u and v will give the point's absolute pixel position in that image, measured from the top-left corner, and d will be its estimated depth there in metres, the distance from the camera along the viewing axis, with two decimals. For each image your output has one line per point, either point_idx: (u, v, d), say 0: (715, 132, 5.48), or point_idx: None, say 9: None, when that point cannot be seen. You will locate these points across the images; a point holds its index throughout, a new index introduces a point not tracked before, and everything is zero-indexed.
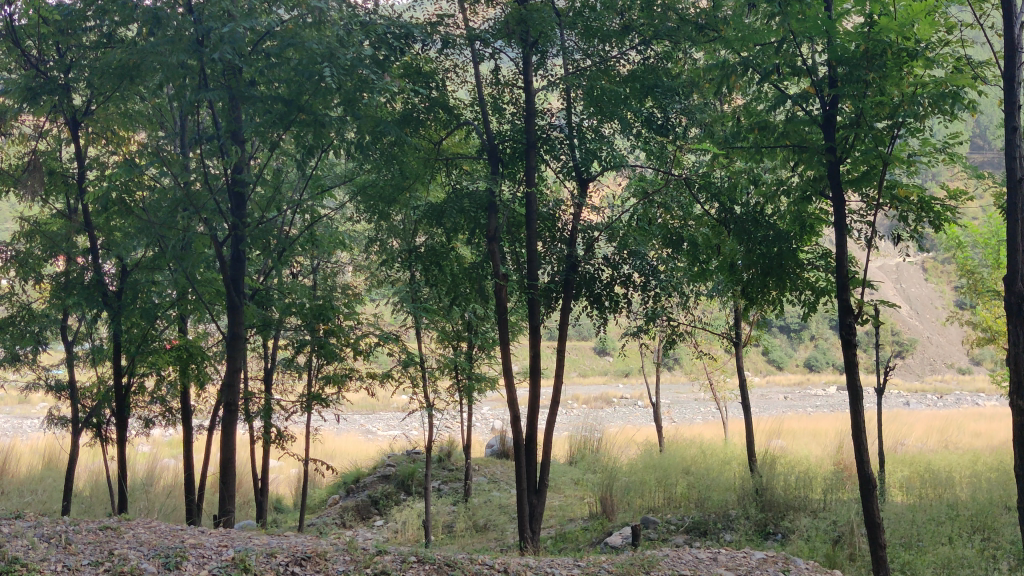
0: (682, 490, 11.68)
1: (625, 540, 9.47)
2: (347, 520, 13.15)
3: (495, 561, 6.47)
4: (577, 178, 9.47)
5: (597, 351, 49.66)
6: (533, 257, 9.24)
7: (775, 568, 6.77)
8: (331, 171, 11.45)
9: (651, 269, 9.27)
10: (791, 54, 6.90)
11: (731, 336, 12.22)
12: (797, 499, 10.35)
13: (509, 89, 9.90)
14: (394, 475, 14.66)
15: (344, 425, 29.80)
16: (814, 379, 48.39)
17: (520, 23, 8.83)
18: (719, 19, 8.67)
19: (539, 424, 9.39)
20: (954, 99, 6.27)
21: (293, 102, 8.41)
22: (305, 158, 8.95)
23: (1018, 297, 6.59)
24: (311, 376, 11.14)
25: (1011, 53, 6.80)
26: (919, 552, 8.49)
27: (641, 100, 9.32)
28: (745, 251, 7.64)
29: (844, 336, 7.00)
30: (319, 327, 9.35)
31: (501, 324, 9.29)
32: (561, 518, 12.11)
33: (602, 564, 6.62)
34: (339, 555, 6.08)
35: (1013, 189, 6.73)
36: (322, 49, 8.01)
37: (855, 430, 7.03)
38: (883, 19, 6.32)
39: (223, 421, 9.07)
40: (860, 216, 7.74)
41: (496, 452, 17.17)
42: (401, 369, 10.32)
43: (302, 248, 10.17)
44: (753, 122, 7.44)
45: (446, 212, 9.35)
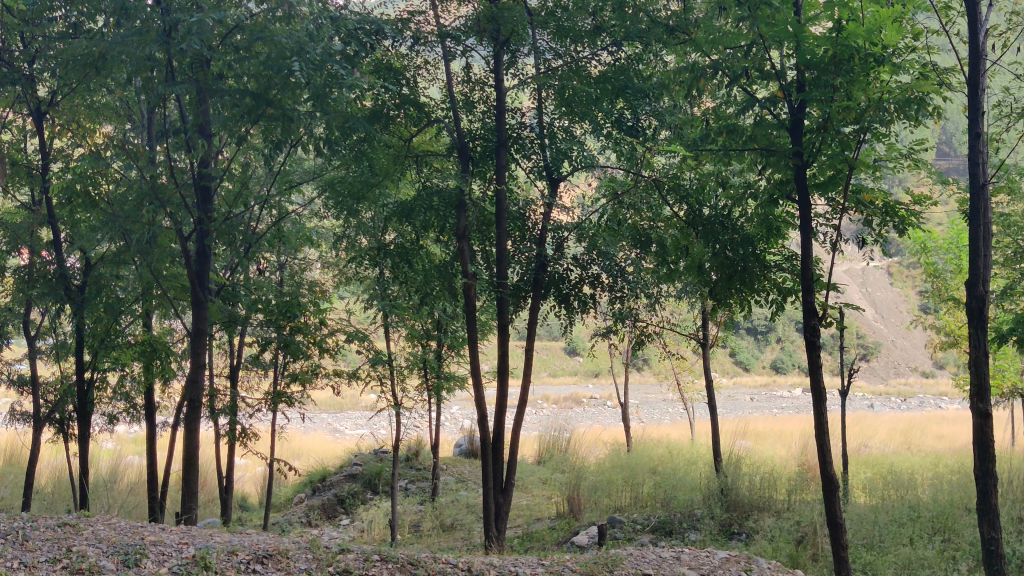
0: (647, 490, 11.76)
1: (591, 540, 9.50)
2: (312, 519, 13.05)
3: (458, 559, 6.44)
4: (548, 179, 9.56)
5: (566, 351, 49.76)
6: (503, 257, 9.22)
7: (737, 568, 6.78)
8: (299, 167, 11.37)
9: (620, 270, 9.34)
10: (760, 58, 6.97)
11: (699, 338, 12.30)
12: (761, 499, 10.45)
13: (479, 87, 9.89)
14: (361, 474, 14.59)
15: (312, 424, 29.61)
16: (781, 381, 48.86)
17: (490, 21, 8.80)
18: (691, 21, 8.18)
19: (506, 423, 9.39)
20: (918, 104, 6.40)
21: (262, 97, 8.43)
22: (272, 152, 8.92)
23: (978, 301, 6.65)
24: (278, 373, 11.03)
25: (976, 60, 6.81)
26: (881, 552, 8.61)
27: (612, 101, 9.30)
28: (713, 253, 7.61)
29: (809, 338, 7.05)
30: (284, 325, 9.24)
31: (469, 322, 9.27)
32: (527, 518, 12.11)
33: (566, 563, 6.60)
34: (300, 553, 6.03)
35: (975, 194, 6.73)
36: (292, 43, 7.96)
37: (819, 431, 7.08)
38: (851, 25, 6.34)
39: (188, 418, 8.97)
40: (826, 219, 7.81)
41: (464, 451, 17.12)
42: (369, 368, 10.27)
43: (269, 244, 10.10)
44: (723, 125, 7.40)
45: (415, 210, 9.27)
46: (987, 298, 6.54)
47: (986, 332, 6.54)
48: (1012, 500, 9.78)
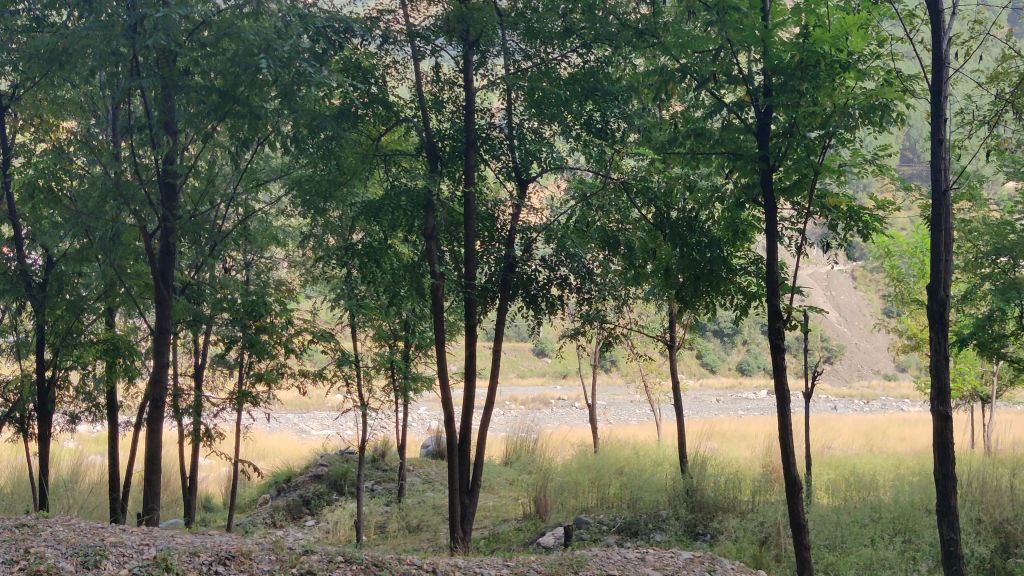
0: (614, 490, 11.83)
1: (557, 541, 9.51)
2: (277, 520, 12.95)
3: (423, 560, 6.41)
4: (516, 179, 9.62)
5: (535, 352, 49.79)
6: (471, 257, 9.20)
7: (701, 568, 6.84)
8: (266, 165, 11.29)
9: (588, 272, 9.19)
10: (728, 62, 7.00)
11: (665, 340, 12.37)
12: (726, 499, 10.55)
13: (448, 87, 9.88)
14: (326, 475, 14.50)
15: (277, 425, 29.34)
16: (746, 384, 49.27)
17: (460, 21, 8.80)
18: (660, 26, 8.08)
19: (472, 424, 9.37)
20: (883, 112, 6.43)
21: (228, 94, 8.36)
22: (238, 150, 8.85)
23: (939, 306, 6.73)
24: (244, 373, 10.93)
25: (938, 66, 6.91)
26: (843, 553, 8.72)
27: (581, 104, 9.33)
28: (680, 256, 7.63)
29: (774, 341, 7.11)
30: (249, 324, 9.15)
31: (436, 323, 9.24)
32: (494, 518, 12.12)
33: (531, 564, 6.61)
34: (264, 554, 5.97)
35: (937, 200, 6.82)
36: (259, 40, 7.89)
37: (782, 433, 7.15)
38: (816, 31, 6.45)
39: (150, 418, 8.85)
40: (791, 223, 7.95)
41: (431, 452, 17.06)
42: (336, 368, 10.21)
43: (235, 243, 10.00)
44: (691, 129, 7.43)
45: (383, 209, 9.19)
46: (948, 302, 6.62)
47: (947, 336, 6.62)
48: (971, 501, 9.91)
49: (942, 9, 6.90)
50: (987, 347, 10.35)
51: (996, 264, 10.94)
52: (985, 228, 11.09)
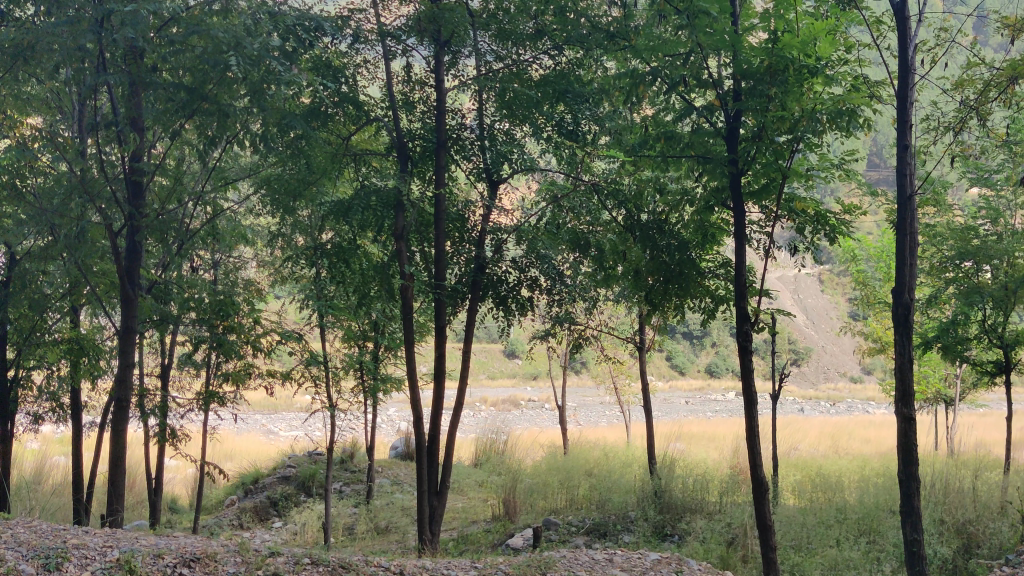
0: (583, 492, 11.84)
1: (526, 542, 9.51)
2: (244, 521, 12.84)
3: (390, 562, 6.38)
4: (487, 180, 9.63)
5: (506, 354, 49.79)
6: (441, 258, 9.18)
7: (668, 569, 6.87)
8: (235, 164, 11.19)
9: (558, 274, 9.40)
10: (698, 66, 7.04)
11: (635, 342, 12.41)
12: (694, 501, 10.62)
13: (419, 87, 9.87)
14: (294, 477, 14.40)
15: (244, 425, 29.10)
16: (715, 385, 49.60)
17: (431, 21, 8.78)
18: (631, 29, 8.11)
19: (442, 426, 9.35)
20: (850, 117, 6.49)
21: (197, 91, 8.26)
22: (206, 148, 8.77)
23: (904, 309, 6.79)
24: (210, 373, 10.81)
25: (905, 73, 6.96)
26: (809, 554, 8.80)
27: (552, 105, 9.35)
28: (650, 258, 7.65)
29: (742, 343, 7.16)
30: (217, 323, 9.06)
31: (405, 323, 9.20)
32: (463, 520, 12.08)
33: (500, 565, 6.61)
34: (229, 556, 5.91)
35: (902, 205, 6.88)
36: (228, 37, 7.80)
37: (750, 434, 7.19)
38: (785, 36, 6.52)
39: (115, 418, 8.75)
40: (759, 227, 8.00)
41: (400, 454, 16.99)
42: (304, 369, 10.14)
43: (202, 242, 9.89)
44: (661, 131, 7.44)
45: (352, 209, 9.12)
46: (912, 306, 6.68)
47: (912, 339, 6.67)
48: (934, 502, 10.03)
49: (908, 16, 6.95)
50: (951, 351, 10.49)
51: (960, 268, 11.08)
52: (949, 233, 11.24)
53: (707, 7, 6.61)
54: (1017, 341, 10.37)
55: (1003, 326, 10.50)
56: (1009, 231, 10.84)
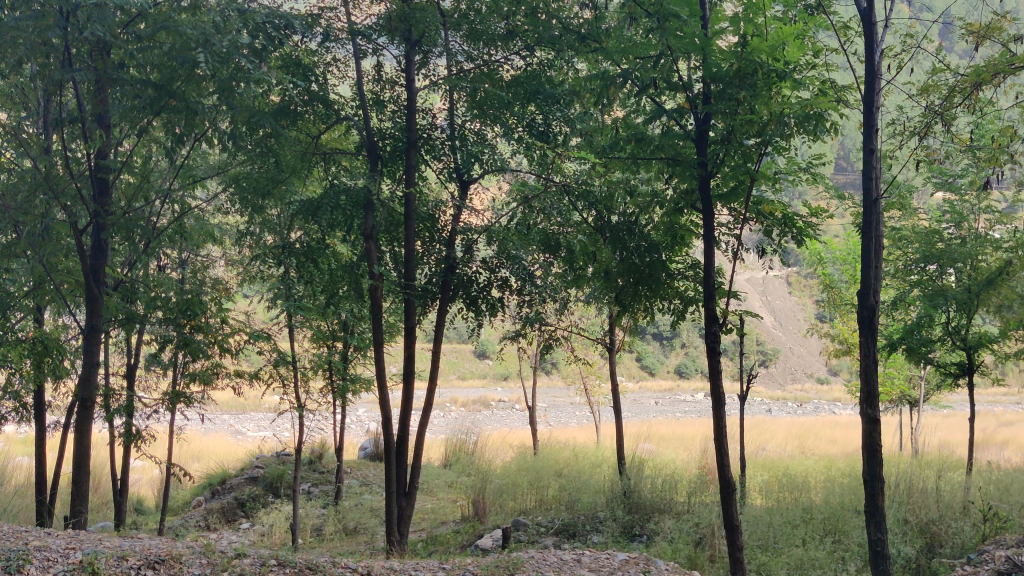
0: (552, 493, 11.85)
1: (495, 543, 9.50)
2: (210, 523, 12.71)
3: (358, 564, 6.33)
4: (458, 180, 9.62)
5: (476, 354, 49.76)
6: (412, 258, 9.16)
7: (636, 569, 6.88)
8: (203, 163, 11.08)
9: (529, 275, 9.41)
10: (668, 69, 7.07)
11: (605, 342, 12.44)
12: (663, 501, 10.70)
13: (390, 86, 9.83)
14: (261, 478, 14.28)
15: (211, 426, 28.83)
16: (684, 386, 49.89)
17: (402, 21, 8.75)
18: (602, 31, 8.13)
19: (411, 427, 9.31)
20: (817, 121, 6.55)
21: (164, 88, 8.16)
22: (174, 145, 8.68)
23: (869, 311, 6.86)
24: (177, 373, 10.69)
25: (871, 78, 6.97)
26: (775, 554, 8.88)
27: (523, 106, 9.38)
28: (620, 260, 7.67)
29: (710, 345, 7.20)
30: (184, 323, 8.96)
31: (375, 323, 9.17)
32: (432, 521, 12.04)
33: (467, 566, 6.59)
34: (194, 558, 5.86)
35: (868, 208, 6.94)
36: (197, 34, 7.72)
37: (717, 435, 7.24)
38: (754, 40, 6.58)
39: (79, 418, 8.64)
40: (728, 229, 8.07)
41: (369, 454, 16.92)
42: (272, 369, 10.06)
43: (169, 240, 9.78)
44: (631, 133, 7.45)
45: (321, 208, 9.07)
46: (877, 308, 6.75)
47: (876, 341, 6.74)
48: (899, 502, 10.15)
49: (875, 22, 7.00)
50: (915, 352, 10.63)
51: (925, 271, 11.20)
52: (914, 236, 11.39)
53: (677, 11, 6.66)
54: (980, 343, 10.52)
55: (966, 328, 10.66)
56: (973, 235, 11.00)
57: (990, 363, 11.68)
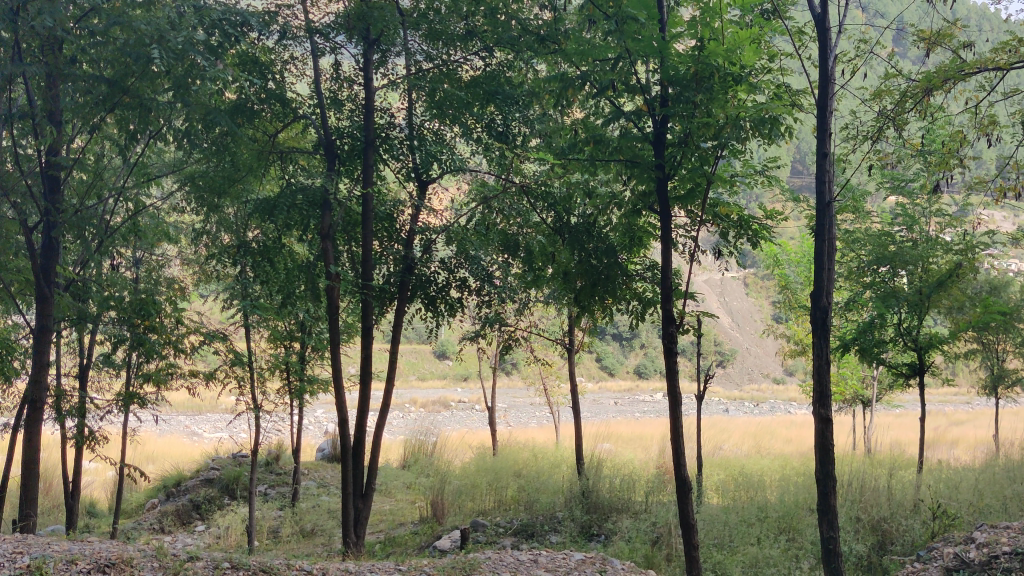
0: (511, 493, 11.87)
1: (453, 544, 9.49)
2: (165, 526, 12.52)
3: (313, 566, 6.26)
4: (416, 180, 9.59)
5: (436, 355, 49.62)
6: (369, 258, 9.10)
7: (592, 569, 6.90)
8: (159, 160, 10.93)
9: (488, 275, 9.40)
10: (627, 71, 7.09)
11: (564, 343, 12.49)
12: (620, 500, 10.77)
13: (348, 85, 9.78)
14: (217, 479, 14.12)
15: (167, 428, 28.42)
16: (644, 386, 50.21)
17: (360, 19, 8.71)
18: (562, 32, 8.15)
19: (368, 427, 9.26)
20: (772, 125, 6.62)
21: (117, 85, 8.02)
22: (127, 142, 8.55)
23: (822, 312, 6.95)
24: (131, 374, 10.51)
25: (825, 83, 7.00)
26: (730, 552, 8.97)
27: (482, 106, 9.38)
28: (578, 261, 7.69)
29: (667, 345, 7.26)
30: (137, 322, 8.82)
31: (332, 324, 9.09)
32: (390, 522, 11.98)
33: (424, 568, 6.55)
34: (145, 561, 5.77)
35: (821, 212, 7.02)
36: (151, 30, 7.59)
37: (674, 435, 7.29)
38: (711, 44, 6.66)
39: (28, 420, 8.46)
40: (685, 230, 8.15)
41: (327, 455, 16.82)
42: (228, 369, 9.95)
43: (123, 239, 9.62)
44: (590, 135, 7.47)
45: (278, 207, 8.98)
46: (830, 309, 6.83)
47: (829, 341, 6.81)
48: (851, 500, 10.30)
49: (828, 27, 7.07)
50: (868, 352, 10.78)
51: (877, 273, 11.38)
52: (867, 239, 11.56)
53: (634, 14, 6.72)
54: (931, 344, 10.71)
55: (918, 329, 10.84)
56: (924, 237, 11.20)
57: (940, 364, 11.91)
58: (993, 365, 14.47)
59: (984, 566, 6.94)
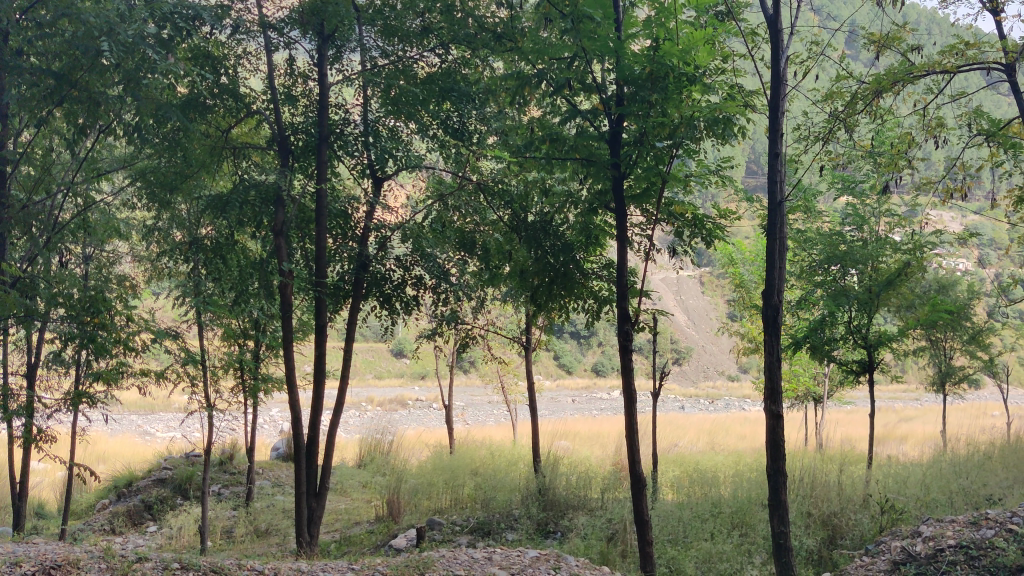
0: (468, 491, 11.86)
1: (408, 543, 9.46)
2: (115, 527, 12.31)
3: (265, 566, 6.19)
4: (371, 177, 9.56)
5: (393, 353, 49.40)
6: (323, 255, 9.01)
7: (547, 566, 6.91)
8: (109, 155, 10.73)
9: (443, 273, 9.35)
10: (582, 70, 7.11)
11: (521, 340, 12.51)
12: (576, 498, 10.82)
13: (302, 81, 9.71)
14: (169, 479, 13.92)
15: (118, 427, 27.96)
16: (601, 385, 50.45)
17: (315, 14, 8.64)
18: (518, 30, 8.17)
19: (322, 426, 9.19)
20: (725, 125, 6.68)
21: (65, 78, 7.81)
22: (76, 137, 8.37)
23: (773, 310, 7.04)
24: (80, 372, 10.31)
25: (777, 83, 7.08)
26: (684, 548, 9.05)
27: (438, 103, 9.35)
28: (535, 259, 7.71)
29: (622, 343, 7.31)
30: (86, 320, 8.65)
31: (285, 322, 8.99)
32: (346, 521, 11.90)
33: (377, 567, 6.51)
34: (93, 563, 5.69)
35: (773, 211, 7.10)
36: (100, 22, 7.41)
37: (629, 432, 7.34)
38: (666, 44, 6.71)
39: None
40: (640, 229, 8.20)
41: (282, 455, 16.68)
42: (180, 367, 9.80)
43: (72, 234, 9.44)
44: (546, 134, 7.47)
45: (230, 203, 8.88)
46: (781, 307, 6.93)
47: (780, 339, 6.90)
48: (803, 496, 10.44)
49: (781, 28, 7.14)
50: (819, 350, 10.94)
51: (829, 272, 11.54)
52: (818, 238, 11.74)
53: (590, 13, 6.76)
54: (880, 341, 10.90)
55: (868, 327, 11.02)
56: (873, 237, 11.39)
57: (890, 361, 12.12)
58: (942, 362, 14.75)
59: (930, 559, 7.08)
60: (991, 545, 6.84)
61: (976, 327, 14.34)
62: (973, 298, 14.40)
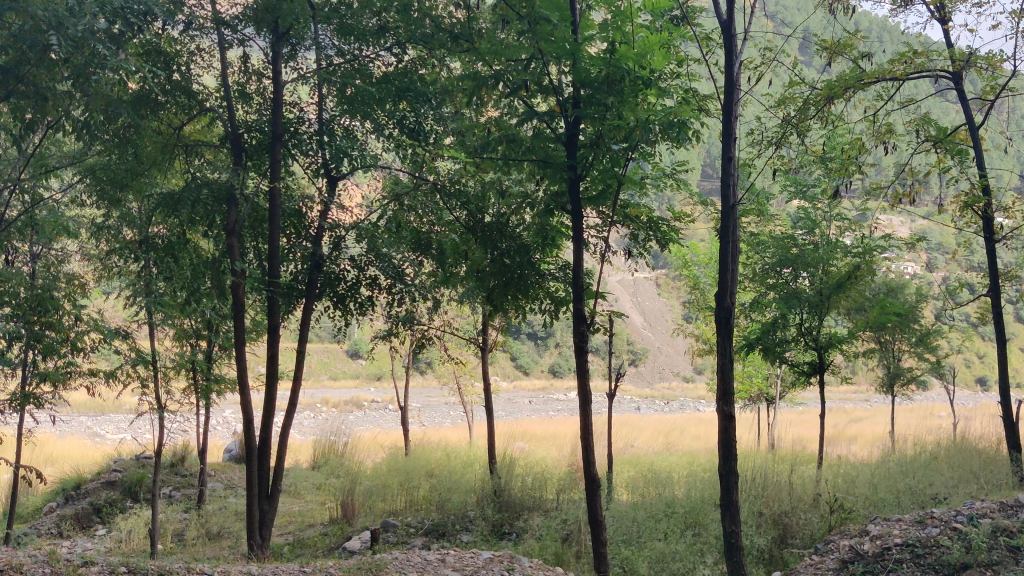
0: (422, 493, 11.82)
1: (362, 545, 9.40)
2: (64, 530, 12.09)
3: (216, 568, 6.12)
4: (326, 176, 9.51)
5: (348, 354, 49.04)
6: (276, 254, 8.94)
7: (501, 567, 6.92)
8: (57, 150, 10.51)
9: (398, 273, 9.32)
10: (538, 72, 7.09)
11: (477, 341, 12.50)
12: (531, 499, 10.83)
13: (256, 78, 9.66)
14: (119, 481, 13.70)
15: (65, 429, 27.40)
16: (558, 385, 50.61)
17: (269, 12, 8.57)
18: (475, 31, 8.13)
19: (275, 427, 9.09)
20: (679, 129, 6.76)
21: (12, 73, 7.64)
22: (24, 133, 8.18)
23: (726, 312, 7.06)
24: (27, 372, 10.08)
25: (731, 88, 7.14)
26: (638, 548, 9.12)
27: (394, 104, 9.32)
28: (491, 260, 7.71)
29: (577, 344, 7.33)
30: (34, 319, 8.47)
31: (238, 322, 8.90)
32: (300, 523, 11.81)
33: (330, 569, 6.48)
34: (36, 568, 5.58)
35: (726, 214, 7.16)
36: (48, 17, 7.25)
37: (584, 433, 7.35)
38: (622, 48, 6.75)
39: None
40: (595, 230, 8.25)
41: (235, 456, 16.48)
42: (130, 367, 9.63)
43: (18, 232, 9.23)
44: (503, 135, 7.44)
45: (182, 201, 8.75)
46: (733, 309, 6.96)
47: (732, 341, 6.94)
48: (755, 496, 10.56)
49: (734, 34, 7.22)
50: (771, 351, 11.09)
51: (781, 275, 11.70)
52: (771, 241, 11.90)
53: (546, 15, 6.79)
54: (831, 343, 11.08)
55: (818, 329, 11.19)
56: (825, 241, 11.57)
57: (840, 363, 12.33)
58: (890, 363, 15.03)
59: (877, 557, 7.20)
60: (937, 543, 6.97)
61: (923, 329, 14.64)
62: (920, 301, 14.69)
